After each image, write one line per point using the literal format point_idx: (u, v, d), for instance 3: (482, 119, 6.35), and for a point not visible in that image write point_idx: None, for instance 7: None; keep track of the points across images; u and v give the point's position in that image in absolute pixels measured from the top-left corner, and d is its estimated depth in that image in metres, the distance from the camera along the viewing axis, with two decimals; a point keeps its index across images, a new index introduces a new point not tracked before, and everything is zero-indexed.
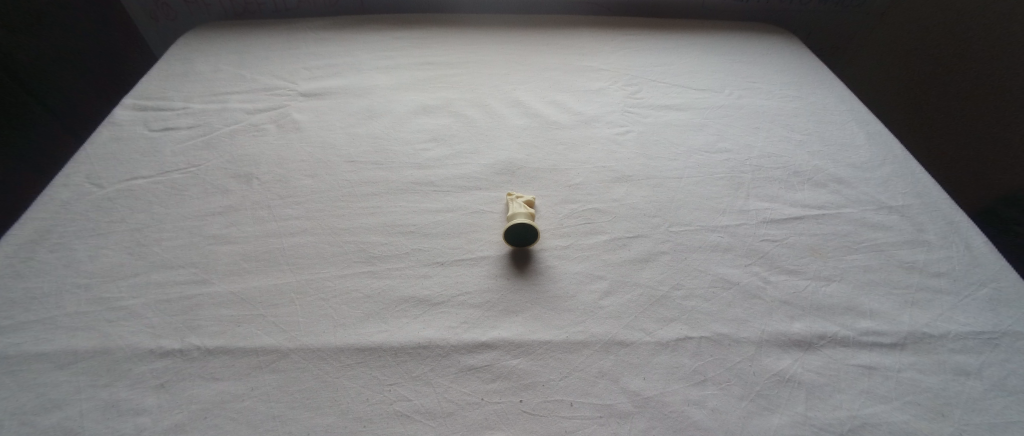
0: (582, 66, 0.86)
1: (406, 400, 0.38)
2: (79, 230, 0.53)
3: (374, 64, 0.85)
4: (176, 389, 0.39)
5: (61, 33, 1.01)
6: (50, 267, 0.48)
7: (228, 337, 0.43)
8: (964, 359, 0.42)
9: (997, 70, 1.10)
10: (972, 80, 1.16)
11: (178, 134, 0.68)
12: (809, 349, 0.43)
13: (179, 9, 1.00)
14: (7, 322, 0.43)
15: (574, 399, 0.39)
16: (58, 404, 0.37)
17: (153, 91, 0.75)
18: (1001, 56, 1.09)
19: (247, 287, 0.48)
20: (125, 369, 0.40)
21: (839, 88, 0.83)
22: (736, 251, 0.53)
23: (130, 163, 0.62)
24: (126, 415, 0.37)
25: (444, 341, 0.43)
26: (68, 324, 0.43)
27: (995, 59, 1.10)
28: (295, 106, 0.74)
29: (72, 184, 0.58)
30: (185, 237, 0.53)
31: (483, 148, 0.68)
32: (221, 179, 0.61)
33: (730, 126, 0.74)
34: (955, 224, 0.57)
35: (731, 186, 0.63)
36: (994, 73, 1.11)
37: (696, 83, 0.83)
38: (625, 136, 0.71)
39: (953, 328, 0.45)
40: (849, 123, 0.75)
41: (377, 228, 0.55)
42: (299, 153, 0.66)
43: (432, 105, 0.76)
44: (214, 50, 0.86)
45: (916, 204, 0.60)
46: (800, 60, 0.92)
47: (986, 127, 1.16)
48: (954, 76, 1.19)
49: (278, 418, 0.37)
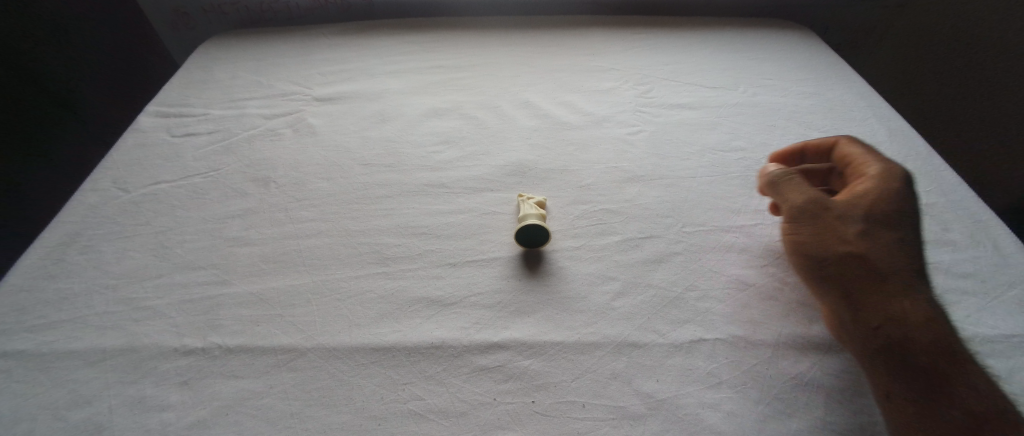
0: (591, 66, 0.86)
1: (419, 400, 0.39)
2: (106, 233, 0.55)
3: (384, 69, 0.86)
4: (200, 386, 0.41)
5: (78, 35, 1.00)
6: (80, 267, 0.51)
7: (249, 336, 0.44)
8: (992, 364, 0.42)
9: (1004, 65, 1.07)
10: (984, 85, 1.12)
11: (199, 140, 0.70)
12: (829, 352, 0.42)
13: (198, 19, 1.03)
14: (41, 321, 0.45)
15: (586, 401, 0.39)
16: (88, 400, 0.39)
17: (175, 98, 0.78)
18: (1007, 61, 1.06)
19: (265, 288, 0.49)
20: (151, 366, 0.42)
21: (857, 84, 0.81)
22: (751, 251, 0.53)
23: (155, 168, 0.64)
24: (152, 411, 0.39)
25: (457, 341, 0.44)
26: (97, 323, 0.45)
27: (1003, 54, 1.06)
28: (311, 111, 0.76)
29: (100, 188, 0.60)
30: (206, 239, 0.55)
31: (493, 149, 0.68)
32: (240, 183, 0.63)
33: (744, 125, 0.72)
34: (982, 223, 0.55)
35: (746, 185, 0.62)
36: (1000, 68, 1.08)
37: (708, 81, 0.82)
38: (637, 136, 0.70)
39: (979, 331, 0.44)
40: (869, 120, 0.73)
41: (391, 230, 0.56)
42: (315, 157, 0.67)
43: (442, 108, 0.77)
44: (232, 58, 0.89)
45: (941, 203, 0.58)
46: (817, 56, 0.89)
47: (995, 128, 1.15)
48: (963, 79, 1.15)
49: (296, 415, 0.39)
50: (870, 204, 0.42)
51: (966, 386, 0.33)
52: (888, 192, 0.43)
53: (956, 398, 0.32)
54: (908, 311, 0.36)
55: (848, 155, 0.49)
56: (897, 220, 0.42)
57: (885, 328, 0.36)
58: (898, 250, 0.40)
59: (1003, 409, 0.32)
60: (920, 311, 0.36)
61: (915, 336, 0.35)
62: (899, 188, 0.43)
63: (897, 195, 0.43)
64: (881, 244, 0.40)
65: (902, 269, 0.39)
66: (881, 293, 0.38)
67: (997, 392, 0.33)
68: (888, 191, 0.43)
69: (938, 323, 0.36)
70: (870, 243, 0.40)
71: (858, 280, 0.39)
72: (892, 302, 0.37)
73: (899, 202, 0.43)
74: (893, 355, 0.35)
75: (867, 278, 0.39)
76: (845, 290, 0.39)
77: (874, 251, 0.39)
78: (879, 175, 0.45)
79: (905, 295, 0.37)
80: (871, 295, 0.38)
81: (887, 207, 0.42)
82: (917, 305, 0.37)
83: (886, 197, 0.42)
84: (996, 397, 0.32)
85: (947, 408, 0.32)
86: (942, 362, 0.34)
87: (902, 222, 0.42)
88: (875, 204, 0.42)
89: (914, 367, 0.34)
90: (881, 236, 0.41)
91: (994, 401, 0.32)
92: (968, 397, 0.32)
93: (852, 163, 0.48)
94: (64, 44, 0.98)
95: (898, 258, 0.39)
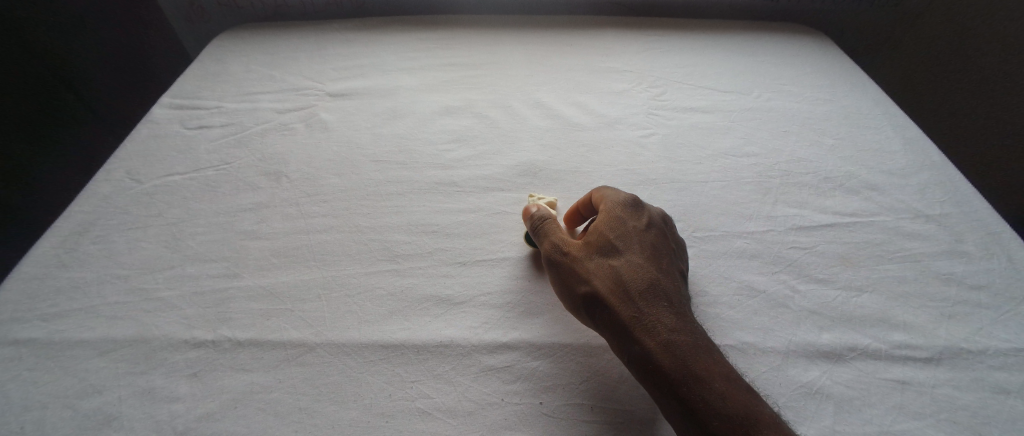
0: (604, 67, 0.86)
1: (428, 398, 0.40)
2: (118, 223, 0.55)
3: (396, 65, 0.86)
4: (209, 378, 0.41)
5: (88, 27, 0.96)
6: (92, 257, 0.51)
7: (259, 330, 0.45)
8: (1003, 377, 0.42)
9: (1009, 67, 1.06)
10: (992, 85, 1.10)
11: (212, 132, 0.70)
12: (838, 361, 0.43)
13: (213, 12, 1.02)
14: (53, 310, 0.46)
15: (594, 403, 0.40)
16: (99, 389, 0.40)
17: (189, 91, 0.78)
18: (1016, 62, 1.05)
19: (276, 282, 0.49)
20: (160, 357, 0.43)
21: (873, 92, 0.80)
22: (762, 258, 0.52)
23: (167, 160, 0.65)
24: (161, 402, 0.40)
25: (465, 340, 0.44)
26: (108, 314, 0.46)
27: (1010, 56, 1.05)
28: (323, 106, 0.76)
29: (112, 179, 0.61)
30: (217, 232, 0.55)
31: (505, 149, 0.68)
32: (252, 176, 0.63)
33: (757, 130, 0.72)
34: (996, 234, 0.55)
35: (758, 191, 0.61)
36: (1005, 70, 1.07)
37: (722, 85, 0.82)
38: (650, 139, 0.70)
39: (992, 344, 0.44)
40: (884, 128, 0.72)
41: (401, 227, 0.56)
42: (327, 152, 0.67)
43: (454, 106, 0.77)
44: (246, 51, 0.89)
45: (955, 213, 0.58)
46: (832, 62, 0.88)
47: (996, 129, 1.14)
48: (971, 80, 1.13)
49: (304, 410, 0.39)
50: (598, 238, 0.45)
51: (700, 403, 0.34)
52: (606, 222, 0.46)
53: (694, 413, 0.34)
54: (647, 337, 0.38)
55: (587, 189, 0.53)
56: (620, 245, 0.44)
57: (634, 361, 0.38)
58: (628, 277, 0.41)
59: (728, 415, 0.34)
60: (656, 332, 0.38)
61: (651, 363, 0.37)
62: (613, 215, 0.47)
63: (613, 223, 0.46)
64: (610, 276, 0.42)
65: (641, 294, 0.40)
66: (623, 327, 0.39)
67: (735, 401, 0.34)
68: (605, 222, 0.46)
69: (665, 337, 0.38)
70: (601, 277, 0.42)
71: (606, 319, 0.40)
72: (631, 335, 0.38)
73: (623, 228, 0.45)
74: (649, 385, 0.37)
75: (609, 315, 0.40)
76: (601, 330, 0.41)
77: (598, 289, 0.41)
78: (606, 207, 0.48)
79: (641, 321, 0.39)
80: (619, 332, 0.39)
81: (610, 236, 0.45)
82: (655, 326, 0.38)
83: (603, 228, 0.45)
84: (731, 402, 0.34)
85: (690, 422, 0.34)
86: (684, 387, 0.35)
87: (630, 245, 0.44)
88: (599, 236, 0.45)
89: (662, 392, 0.36)
90: (609, 268, 0.42)
91: (725, 409, 0.34)
92: (703, 415, 0.34)
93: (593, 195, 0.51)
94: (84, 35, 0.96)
95: (630, 282, 0.41)
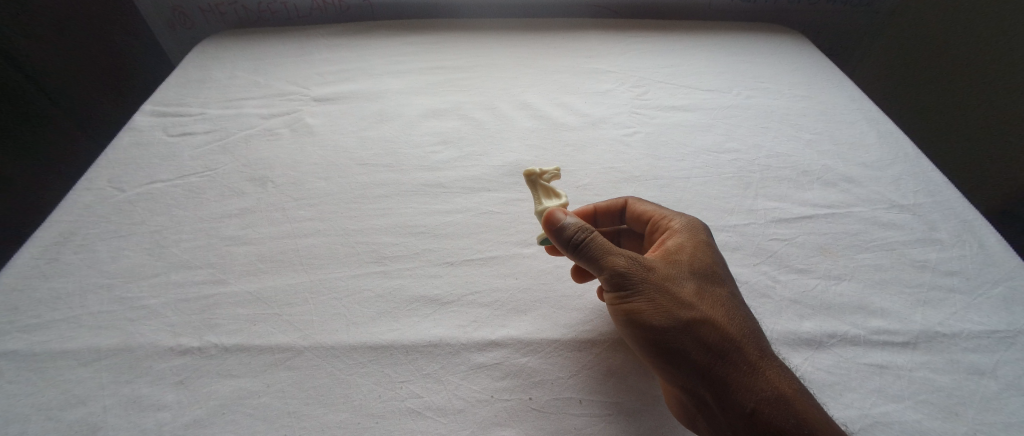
0: (588, 68, 0.87)
1: (417, 398, 0.40)
2: (100, 232, 0.54)
3: (383, 69, 0.86)
4: (196, 385, 0.41)
5: (67, 34, 0.95)
6: (74, 266, 0.50)
7: (246, 336, 0.44)
8: (978, 358, 0.43)
9: (997, 66, 1.06)
10: (989, 88, 1.08)
11: (195, 139, 0.69)
12: (819, 348, 0.44)
13: (195, 18, 1.01)
14: (35, 320, 0.45)
15: (582, 397, 0.41)
16: (83, 400, 0.40)
17: (172, 97, 0.77)
18: (1003, 63, 1.05)
19: (262, 286, 0.49)
20: (146, 366, 0.42)
21: (848, 88, 0.83)
22: (744, 250, 0.53)
23: (150, 168, 0.64)
24: (147, 410, 0.39)
25: (454, 339, 0.44)
26: (92, 323, 0.45)
27: (998, 55, 1.05)
28: (309, 111, 0.76)
29: (94, 187, 0.60)
30: (203, 238, 0.55)
31: (490, 150, 0.69)
32: (237, 182, 0.63)
33: (738, 127, 0.73)
34: (969, 223, 0.57)
35: (739, 185, 0.63)
36: (991, 67, 1.07)
37: (702, 84, 0.83)
38: (633, 137, 0.71)
39: (966, 327, 0.46)
40: (859, 123, 0.74)
41: (388, 229, 0.56)
42: (312, 156, 0.67)
43: (441, 108, 0.77)
44: (229, 57, 0.88)
45: (928, 203, 0.60)
46: (809, 61, 0.91)
47: (978, 126, 1.13)
48: (953, 77, 1.14)
49: (293, 414, 0.39)
50: (694, 262, 0.43)
51: None
52: (696, 244, 0.45)
53: None
54: (773, 376, 0.36)
55: (630, 203, 0.52)
56: (715, 272, 0.43)
57: (764, 407, 0.35)
58: (733, 309, 0.41)
59: None
60: (779, 373, 0.37)
61: (785, 412, 0.35)
62: (698, 237, 0.46)
63: (701, 245, 0.45)
64: (719, 307, 0.40)
65: (751, 330, 0.39)
66: (744, 365, 0.37)
67: None
68: (695, 244, 0.44)
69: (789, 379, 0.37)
70: (711, 306, 0.40)
71: (724, 354, 0.37)
72: (755, 376, 0.36)
73: (711, 255, 0.45)
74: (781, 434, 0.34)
75: (721, 349, 0.37)
76: (708, 367, 0.37)
77: (714, 319, 0.39)
78: (686, 229, 0.46)
79: (761, 359, 0.38)
80: (745, 370, 0.37)
81: (705, 261, 0.43)
82: (774, 365, 0.38)
83: (694, 252, 0.44)
84: None
85: None
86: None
87: (722, 273, 0.43)
88: (695, 260, 0.43)
89: None
90: (712, 295, 0.41)
91: None
92: None
93: (646, 214, 0.50)
94: (69, 41, 0.96)
95: (738, 316, 0.40)
